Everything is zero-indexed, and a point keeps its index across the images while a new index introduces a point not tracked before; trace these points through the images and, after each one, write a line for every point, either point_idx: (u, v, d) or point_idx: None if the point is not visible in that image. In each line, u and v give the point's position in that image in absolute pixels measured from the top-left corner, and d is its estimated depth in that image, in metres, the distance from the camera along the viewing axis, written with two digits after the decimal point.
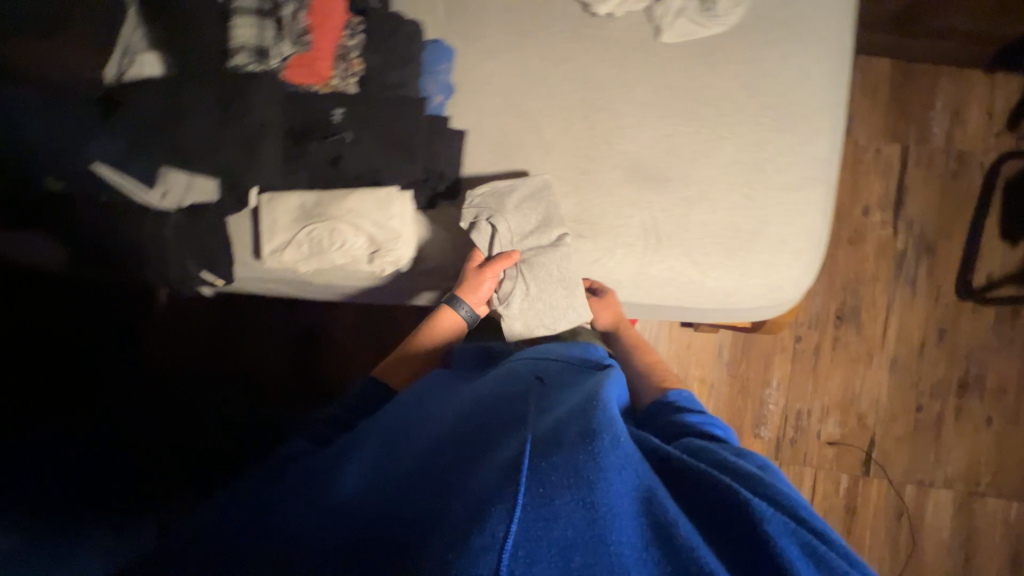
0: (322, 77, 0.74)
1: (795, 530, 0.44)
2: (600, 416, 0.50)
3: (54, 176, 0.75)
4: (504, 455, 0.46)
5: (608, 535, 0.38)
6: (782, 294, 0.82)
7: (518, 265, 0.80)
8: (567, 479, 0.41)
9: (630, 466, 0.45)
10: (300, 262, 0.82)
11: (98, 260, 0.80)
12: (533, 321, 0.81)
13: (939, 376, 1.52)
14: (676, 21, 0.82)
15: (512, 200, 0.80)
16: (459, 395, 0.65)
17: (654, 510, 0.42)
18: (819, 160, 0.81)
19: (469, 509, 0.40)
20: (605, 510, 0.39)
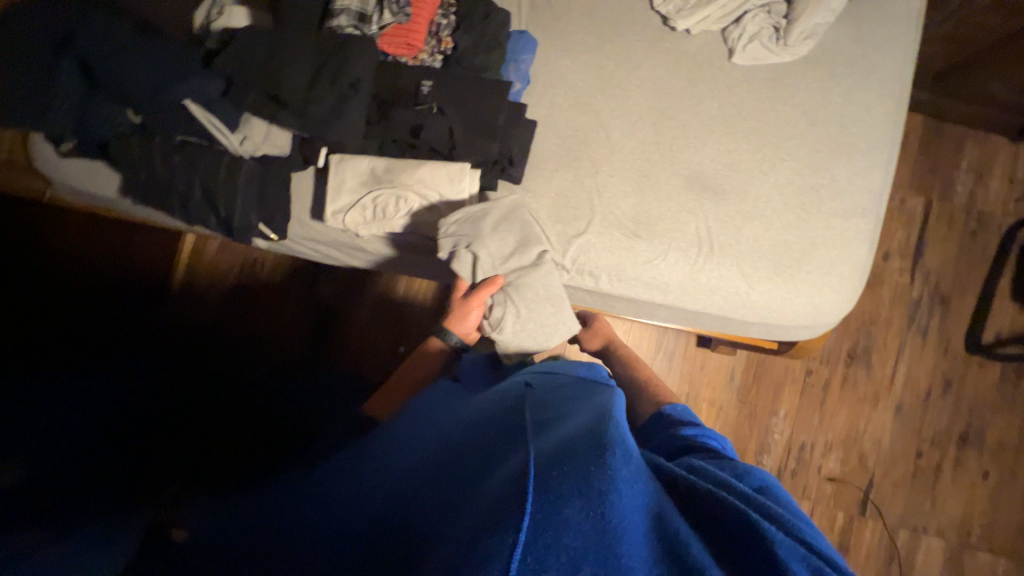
0: (414, 50, 0.78)
1: (812, 560, 0.39)
2: (612, 430, 0.45)
3: (132, 110, 0.77)
4: (503, 466, 0.40)
5: (619, 546, 0.32)
6: (823, 315, 0.85)
7: (504, 290, 0.82)
8: (578, 485, 0.36)
9: (641, 482, 0.40)
10: (361, 225, 0.83)
11: (162, 197, 0.80)
12: (525, 340, 0.84)
13: (942, 425, 1.56)
14: (751, 45, 0.86)
15: (489, 224, 0.80)
16: (459, 414, 0.61)
17: (669, 530, 0.37)
18: (871, 192, 0.85)
19: (471, 523, 0.34)
20: (616, 523, 0.34)
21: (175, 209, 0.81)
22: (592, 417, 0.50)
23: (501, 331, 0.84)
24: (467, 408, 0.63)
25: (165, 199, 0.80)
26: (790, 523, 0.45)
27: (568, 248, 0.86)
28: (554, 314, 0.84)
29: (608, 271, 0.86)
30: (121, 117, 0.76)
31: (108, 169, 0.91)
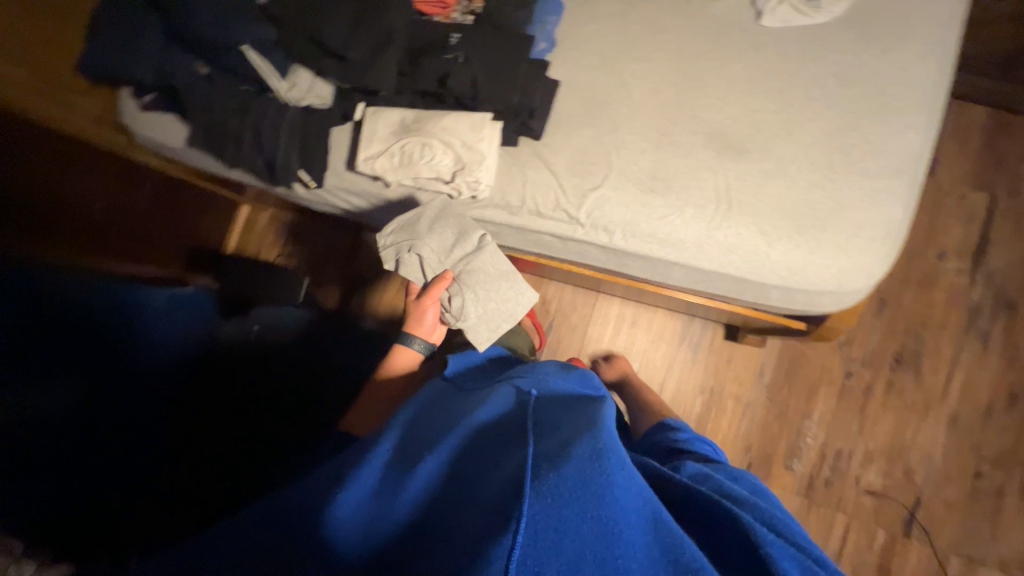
0: (446, 9, 0.85)
1: (792, 555, 0.46)
2: (604, 437, 0.53)
3: (200, 61, 0.88)
4: (511, 464, 0.50)
5: (613, 549, 0.42)
6: (849, 280, 0.81)
7: (456, 280, 0.88)
8: (575, 491, 0.45)
9: (634, 489, 0.48)
10: (388, 171, 0.89)
11: (218, 140, 0.90)
12: (493, 321, 0.89)
13: (1005, 445, 1.40)
14: (779, 7, 0.86)
15: (424, 225, 0.88)
16: (468, 406, 0.67)
17: (658, 534, 0.46)
18: (906, 154, 0.81)
19: (488, 521, 0.44)
20: (609, 524, 0.44)
21: (228, 152, 0.91)
22: (585, 423, 0.56)
23: (466, 319, 0.88)
24: (475, 397, 0.69)
25: (222, 141, 0.90)
26: (778, 527, 0.53)
27: (583, 203, 0.88)
28: (511, 289, 0.90)
29: (622, 226, 0.87)
30: (191, 68, 0.88)
31: (178, 122, 1.03)
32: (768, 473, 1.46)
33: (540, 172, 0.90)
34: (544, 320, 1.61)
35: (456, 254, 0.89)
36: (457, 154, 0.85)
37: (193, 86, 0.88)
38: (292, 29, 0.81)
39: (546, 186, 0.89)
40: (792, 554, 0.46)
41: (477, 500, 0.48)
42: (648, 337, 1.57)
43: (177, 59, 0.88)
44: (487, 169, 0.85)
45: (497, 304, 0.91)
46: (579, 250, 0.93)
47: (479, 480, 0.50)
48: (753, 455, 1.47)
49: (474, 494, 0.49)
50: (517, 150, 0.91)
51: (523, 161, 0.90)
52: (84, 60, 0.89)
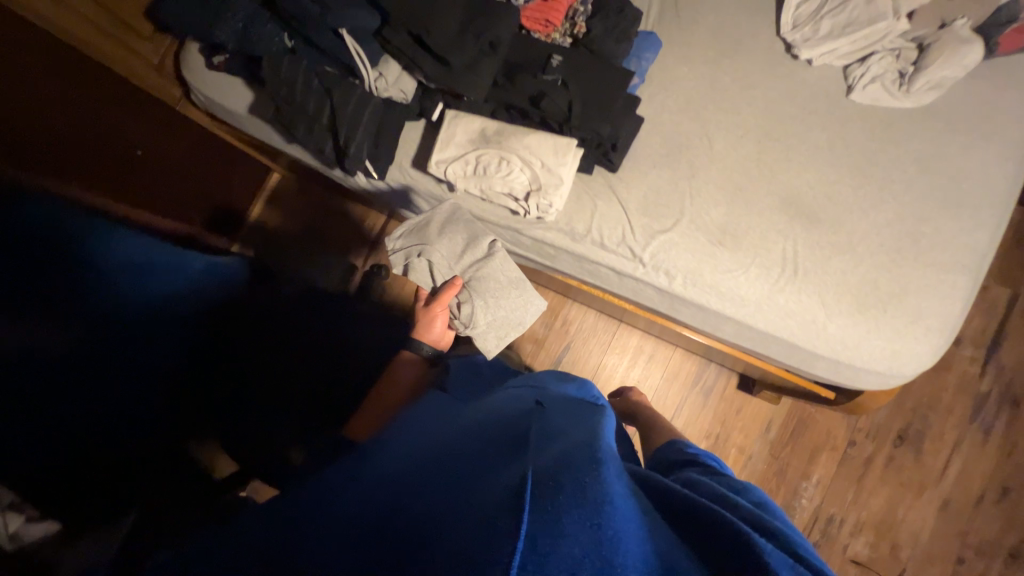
0: (549, 28, 0.83)
1: (795, 568, 0.40)
2: (604, 455, 0.48)
3: (289, 33, 0.85)
4: (504, 473, 0.44)
5: (617, 557, 0.33)
6: (899, 363, 0.81)
7: (465, 287, 0.89)
8: (575, 499, 0.38)
9: (633, 504, 0.43)
10: (460, 178, 0.87)
11: (289, 117, 0.87)
12: (501, 328, 0.92)
13: (990, 536, 1.43)
14: (871, 85, 0.87)
15: (433, 230, 0.88)
16: (465, 421, 0.65)
17: (658, 548, 0.39)
18: (974, 251, 0.83)
19: (471, 526, 0.35)
20: (611, 532, 0.36)
21: (298, 129, 0.88)
22: (586, 438, 0.53)
23: (475, 325, 0.91)
24: (472, 419, 0.65)
25: (294, 118, 0.87)
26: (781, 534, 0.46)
27: (649, 242, 0.87)
28: (520, 297, 0.91)
29: (685, 272, 0.86)
30: (278, 38, 0.85)
31: (243, 86, 0.99)
32: None
33: (610, 205, 0.89)
34: (562, 341, 1.60)
35: (463, 260, 0.89)
36: (534, 174, 0.84)
37: (275, 58, 0.85)
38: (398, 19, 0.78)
39: (614, 219, 0.89)
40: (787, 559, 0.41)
41: (463, 498, 0.41)
42: (663, 375, 1.57)
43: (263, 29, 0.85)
44: (562, 194, 0.84)
45: (505, 311, 0.92)
46: (634, 287, 0.92)
47: (465, 483, 0.44)
48: None
49: (455, 496, 0.42)
50: (590, 178, 0.90)
51: (594, 190, 0.89)
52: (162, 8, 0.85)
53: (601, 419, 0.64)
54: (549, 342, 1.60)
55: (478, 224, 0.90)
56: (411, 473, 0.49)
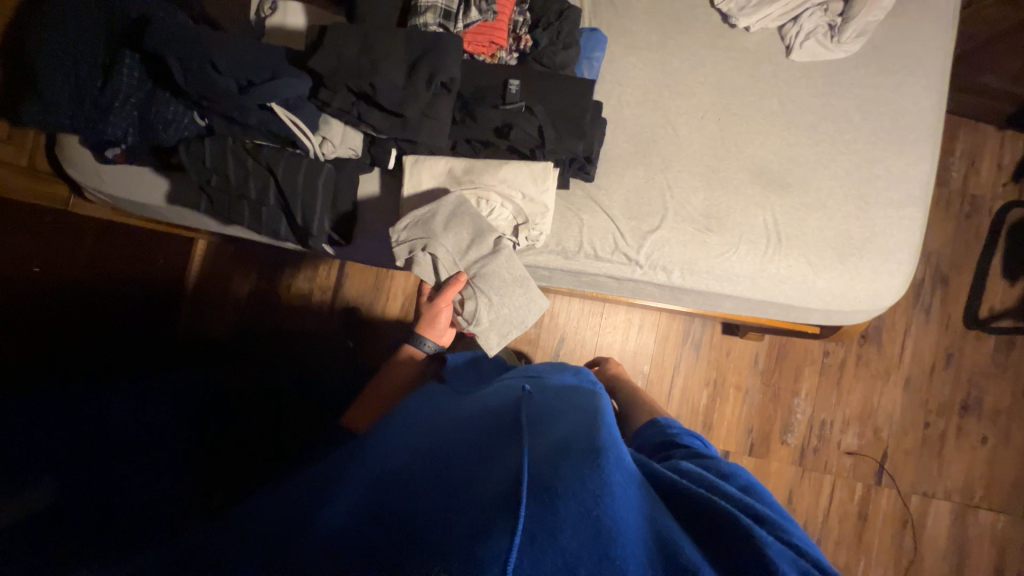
0: (495, 48, 0.79)
1: (797, 563, 0.39)
2: (606, 435, 0.50)
3: (199, 112, 0.74)
4: (500, 469, 0.45)
5: (612, 548, 0.36)
6: (880, 300, 0.89)
7: (471, 284, 0.81)
8: (572, 492, 0.41)
9: (631, 486, 0.45)
10: None
11: (227, 204, 0.77)
12: (505, 328, 0.83)
13: (945, 397, 1.59)
14: (808, 42, 0.89)
15: (438, 224, 0.78)
16: (458, 416, 0.66)
17: (659, 532, 0.41)
18: (920, 182, 0.91)
19: (472, 528, 0.38)
20: (611, 524, 0.38)
21: (243, 216, 0.77)
22: (585, 420, 0.54)
23: (479, 322, 0.83)
24: (461, 416, 0.65)
25: (233, 205, 0.77)
26: (776, 523, 0.45)
27: (642, 244, 0.87)
28: (524, 295, 0.81)
29: (681, 264, 0.87)
30: (188, 120, 0.74)
31: (154, 175, 0.84)
32: (768, 450, 1.55)
33: (597, 217, 0.87)
34: (555, 336, 1.52)
35: (468, 254, 0.80)
36: (517, 207, 0.80)
37: (196, 144, 0.74)
38: (335, 76, 0.69)
39: (603, 230, 0.87)
40: (784, 552, 0.40)
41: (464, 503, 0.43)
42: (656, 339, 1.55)
43: (169, 116, 0.72)
44: (550, 220, 0.81)
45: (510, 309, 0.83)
46: (633, 287, 0.92)
47: (464, 485, 0.46)
48: (755, 436, 1.55)
49: (453, 502, 0.44)
50: (570, 192, 0.87)
51: (575, 204, 0.87)
52: (23, 110, 0.69)
53: (597, 394, 0.65)
54: (543, 341, 1.52)
55: (483, 217, 0.79)
56: (405, 478, 0.51)
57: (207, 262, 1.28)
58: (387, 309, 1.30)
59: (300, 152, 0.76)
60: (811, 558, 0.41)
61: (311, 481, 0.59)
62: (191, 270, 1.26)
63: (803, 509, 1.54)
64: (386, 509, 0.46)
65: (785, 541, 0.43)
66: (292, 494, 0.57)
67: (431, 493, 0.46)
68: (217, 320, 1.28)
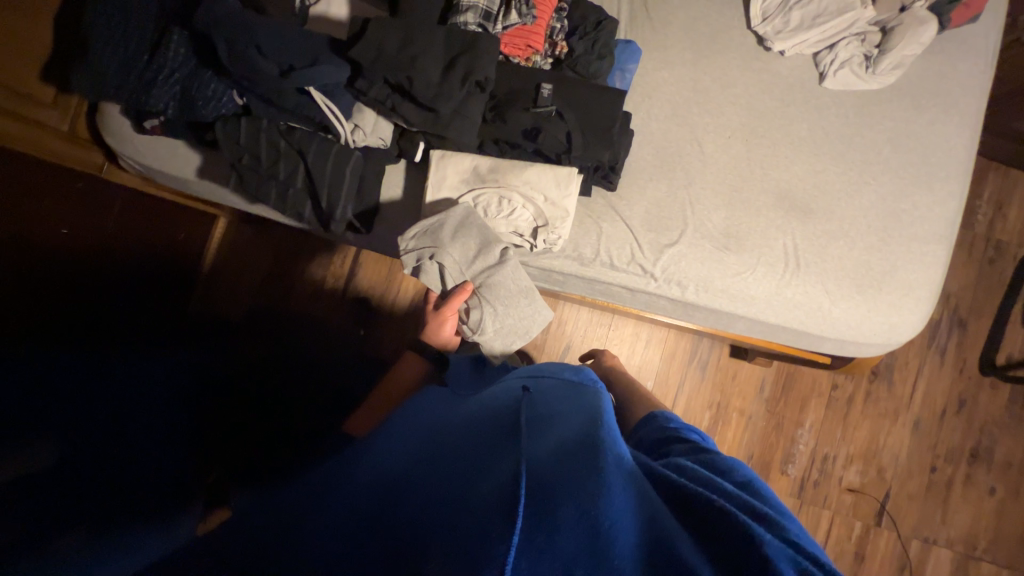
0: (530, 52, 0.80)
1: (797, 561, 0.39)
2: (605, 434, 0.50)
3: (238, 92, 0.76)
4: (499, 469, 0.45)
5: (610, 549, 0.36)
6: (897, 334, 0.88)
7: (476, 293, 0.83)
8: (569, 489, 0.40)
9: (630, 485, 0.45)
10: None
11: (256, 183, 0.79)
12: (508, 338, 0.86)
13: (955, 443, 1.55)
14: (842, 70, 0.89)
15: (447, 233, 0.79)
16: (458, 414, 0.65)
17: (658, 530, 0.40)
18: (946, 219, 0.90)
19: (471, 521, 0.38)
20: (609, 525, 0.38)
21: (271, 195, 0.79)
22: (584, 420, 0.53)
23: (482, 331, 0.85)
24: (462, 414, 0.65)
25: (262, 185, 0.79)
26: (775, 521, 0.44)
27: (659, 258, 0.87)
28: (528, 306, 0.84)
29: (697, 281, 0.87)
30: (227, 98, 0.76)
31: (188, 149, 0.87)
32: (767, 479, 1.53)
33: (617, 226, 0.87)
34: (561, 343, 1.52)
35: (475, 264, 0.82)
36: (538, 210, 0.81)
37: (231, 122, 0.76)
38: (374, 66, 0.71)
39: (621, 240, 0.87)
40: (784, 551, 0.39)
41: (461, 500, 0.42)
42: (662, 355, 1.54)
43: (209, 94, 0.74)
44: (568, 224, 0.81)
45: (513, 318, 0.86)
46: (646, 299, 0.92)
47: (462, 482, 0.46)
48: (754, 463, 1.53)
49: (451, 498, 0.43)
50: (591, 199, 0.87)
51: (596, 212, 0.87)
52: (71, 77, 0.71)
53: (597, 393, 0.64)
54: (549, 347, 1.52)
55: (488, 228, 0.81)
56: (403, 475, 0.50)
57: (227, 241, 1.30)
58: (397, 300, 1.31)
59: (333, 138, 0.78)
60: (812, 557, 0.40)
61: (310, 474, 0.59)
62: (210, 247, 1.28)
63: None
64: (383, 504, 0.45)
65: (785, 539, 0.42)
66: (290, 487, 0.57)
67: (430, 489, 0.46)
68: (233, 300, 1.30)
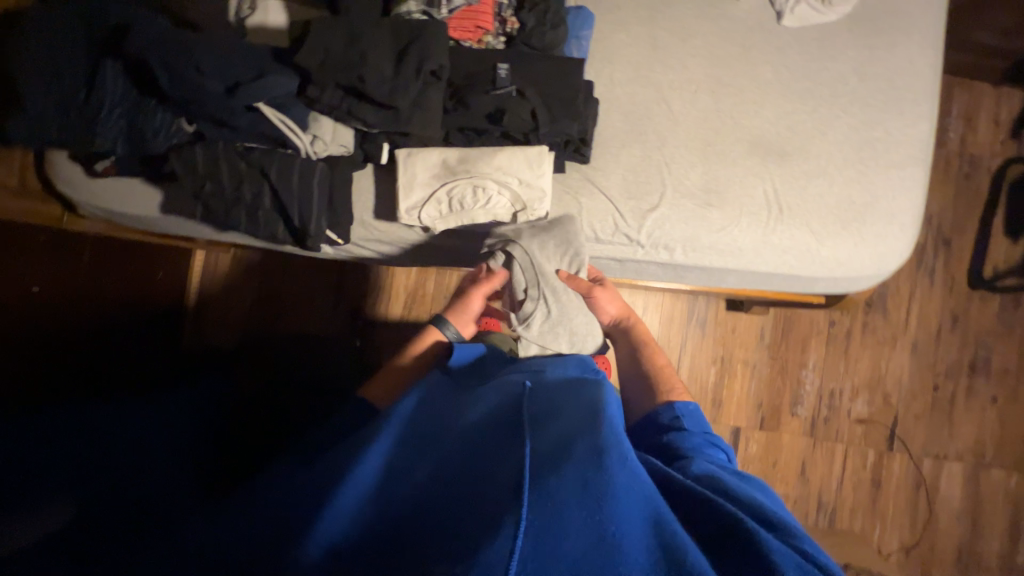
0: (481, 33, 0.78)
1: (804, 567, 0.38)
2: (610, 432, 0.48)
3: (187, 118, 0.73)
4: (500, 470, 0.44)
5: (617, 555, 0.36)
6: (886, 263, 0.89)
7: (544, 289, 0.80)
8: (573, 495, 0.40)
9: (638, 488, 0.44)
10: (437, 220, 0.81)
11: (221, 210, 0.76)
12: (551, 343, 0.79)
13: (953, 359, 1.58)
14: (798, 7, 0.88)
15: (536, 227, 0.81)
16: (458, 412, 0.63)
17: (665, 532, 0.39)
18: (919, 141, 0.89)
19: (479, 526, 0.38)
20: (615, 531, 0.38)
21: (240, 220, 0.77)
22: (586, 417, 0.52)
23: (529, 327, 0.80)
24: (463, 408, 0.63)
25: (228, 211, 0.76)
26: (788, 532, 0.43)
27: (643, 224, 0.86)
28: (584, 322, 0.82)
29: (683, 242, 0.87)
30: (176, 128, 0.73)
31: (146, 186, 0.83)
32: (778, 423, 1.56)
33: (597, 199, 0.86)
34: None
35: (554, 269, 0.80)
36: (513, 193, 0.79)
37: (186, 151, 0.73)
38: (323, 70, 0.68)
39: (603, 212, 0.86)
40: (794, 558, 0.39)
41: (467, 508, 0.41)
42: (661, 320, 1.55)
43: (159, 127, 0.72)
44: (547, 205, 0.80)
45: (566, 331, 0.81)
46: (636, 267, 0.92)
47: (466, 488, 0.45)
48: (765, 410, 1.56)
49: (456, 509, 0.43)
50: (566, 175, 0.86)
51: (574, 187, 0.86)
52: (7, 128, 0.67)
53: (599, 385, 0.62)
54: None
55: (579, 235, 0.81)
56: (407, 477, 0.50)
57: (206, 274, 1.27)
58: (389, 308, 1.29)
59: (293, 152, 0.76)
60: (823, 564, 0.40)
61: (311, 467, 0.58)
62: (193, 279, 1.25)
63: (817, 479, 1.54)
64: (387, 515, 0.45)
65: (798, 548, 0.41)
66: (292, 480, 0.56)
67: (435, 500, 0.45)
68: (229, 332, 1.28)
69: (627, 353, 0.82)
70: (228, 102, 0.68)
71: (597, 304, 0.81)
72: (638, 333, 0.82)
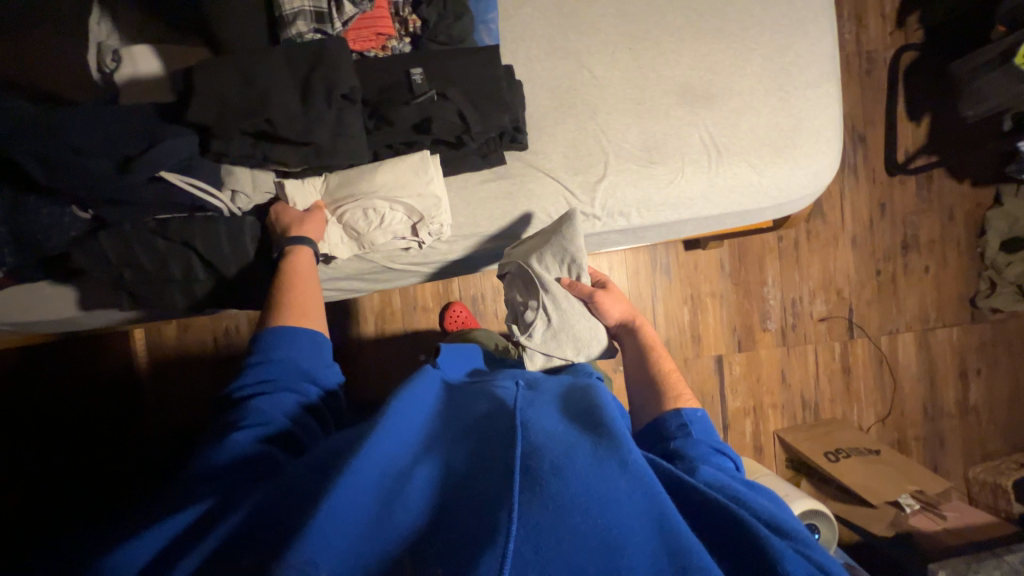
0: (383, 39, 0.72)
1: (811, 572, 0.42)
2: (614, 437, 0.50)
3: (81, 205, 0.64)
4: (502, 474, 0.45)
5: (619, 560, 0.40)
6: (821, 179, 0.93)
7: (544, 297, 0.79)
8: (578, 501, 0.42)
9: (644, 484, 0.45)
10: (339, 245, 0.76)
11: (154, 291, 0.70)
12: (555, 351, 0.78)
13: (888, 243, 1.71)
14: None
15: (534, 243, 0.82)
16: (455, 403, 0.61)
17: (669, 529, 0.42)
18: (828, 57, 0.93)
19: (476, 529, 0.41)
20: (616, 533, 0.41)
21: (176, 298, 0.71)
22: (587, 422, 0.53)
23: (533, 336, 0.79)
24: (459, 400, 0.62)
25: (160, 291, 0.70)
26: (794, 535, 0.47)
27: (594, 197, 0.85)
28: (589, 327, 0.79)
29: (636, 205, 0.87)
30: (71, 218, 0.64)
31: (55, 286, 0.73)
32: (754, 341, 1.66)
33: (546, 182, 0.84)
34: None
35: (555, 277, 0.81)
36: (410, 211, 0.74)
37: (91, 239, 0.65)
38: (223, 118, 0.61)
39: (554, 195, 0.84)
40: (793, 554, 0.43)
41: (468, 512, 0.43)
42: (628, 275, 1.58)
43: (45, 224, 0.62)
44: (445, 211, 0.77)
45: (574, 337, 0.79)
46: (597, 239, 0.92)
47: (466, 488, 0.46)
48: (740, 333, 1.65)
49: (456, 508, 0.44)
50: (509, 165, 0.83)
51: (520, 175, 0.84)
52: None
53: (594, 384, 0.64)
54: None
55: (576, 241, 0.80)
56: (409, 461, 0.50)
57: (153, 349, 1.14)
58: (360, 334, 1.30)
59: (216, 212, 0.69)
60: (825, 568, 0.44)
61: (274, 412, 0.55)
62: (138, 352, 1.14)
63: (797, 382, 1.68)
64: (386, 503, 0.45)
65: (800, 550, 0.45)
66: (258, 424, 0.54)
67: (432, 496, 0.46)
68: (191, 407, 1.15)
69: (633, 356, 0.76)
70: (126, 181, 0.60)
71: (602, 309, 0.79)
72: (645, 337, 0.78)
